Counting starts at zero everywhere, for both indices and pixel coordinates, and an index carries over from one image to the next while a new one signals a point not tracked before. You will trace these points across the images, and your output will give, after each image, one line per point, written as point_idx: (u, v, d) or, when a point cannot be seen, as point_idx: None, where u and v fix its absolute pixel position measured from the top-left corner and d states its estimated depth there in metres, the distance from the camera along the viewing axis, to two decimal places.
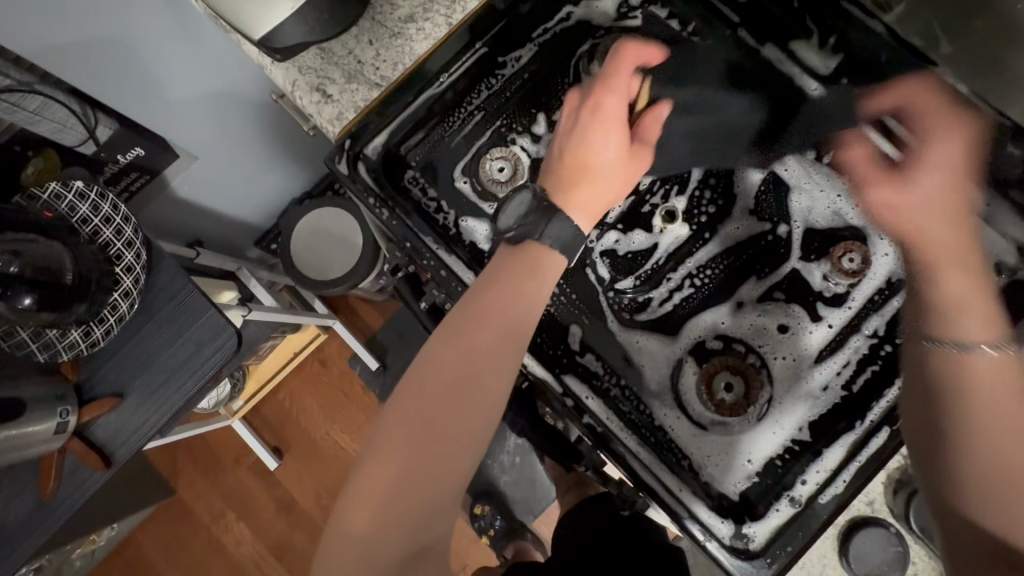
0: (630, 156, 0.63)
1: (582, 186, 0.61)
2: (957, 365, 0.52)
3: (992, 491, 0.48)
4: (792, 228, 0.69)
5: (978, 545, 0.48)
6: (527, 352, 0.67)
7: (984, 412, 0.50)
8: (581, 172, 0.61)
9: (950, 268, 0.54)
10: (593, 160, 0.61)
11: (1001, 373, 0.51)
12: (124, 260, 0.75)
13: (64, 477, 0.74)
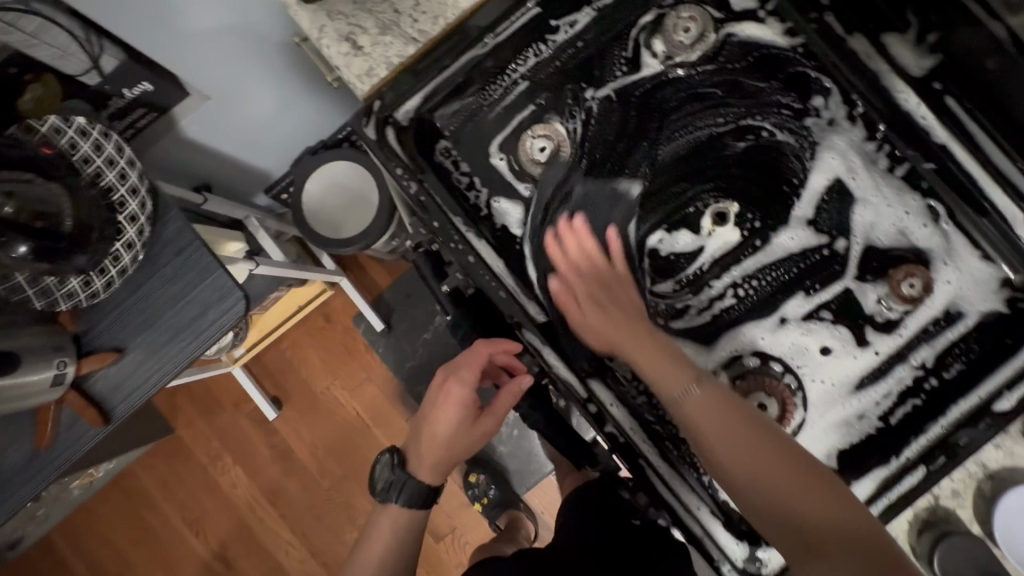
0: (478, 425, 0.68)
1: (427, 459, 0.69)
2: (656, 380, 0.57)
3: (760, 481, 0.52)
4: (850, 244, 0.64)
5: (792, 539, 0.50)
6: (552, 352, 0.63)
7: (705, 415, 0.55)
8: (426, 448, 0.69)
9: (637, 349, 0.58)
10: (437, 440, 0.69)
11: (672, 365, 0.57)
12: (128, 208, 0.70)
13: (61, 428, 0.72)
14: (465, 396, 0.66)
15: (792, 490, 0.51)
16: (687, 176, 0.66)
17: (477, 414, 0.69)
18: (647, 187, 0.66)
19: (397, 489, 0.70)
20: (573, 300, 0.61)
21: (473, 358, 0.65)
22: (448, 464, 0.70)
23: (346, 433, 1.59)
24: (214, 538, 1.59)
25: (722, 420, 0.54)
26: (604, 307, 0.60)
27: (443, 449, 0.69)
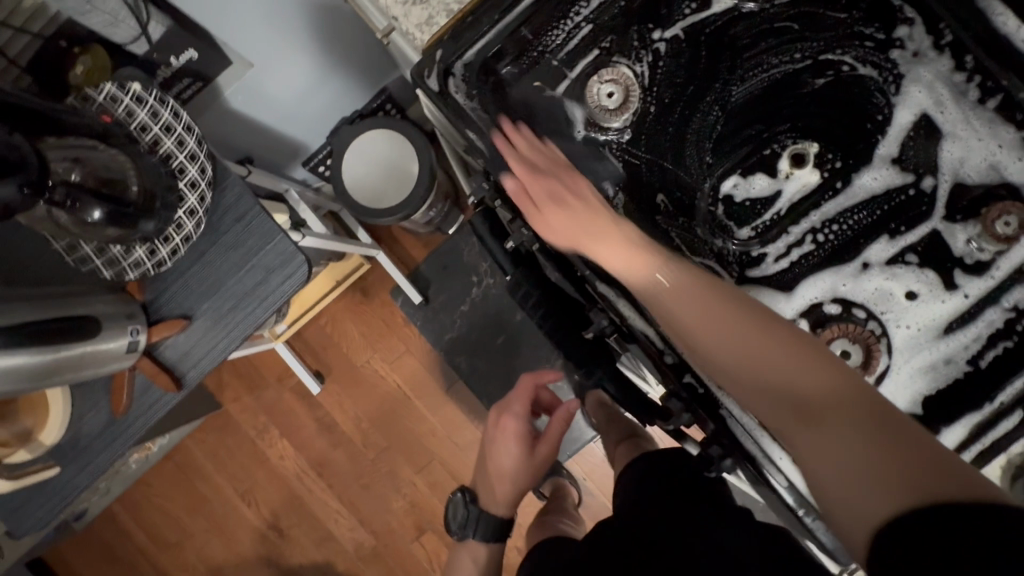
0: (533, 453, 0.93)
1: (498, 489, 0.94)
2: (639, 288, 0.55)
3: (739, 360, 0.50)
4: (937, 182, 0.61)
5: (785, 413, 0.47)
6: (630, 309, 0.62)
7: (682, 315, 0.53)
8: (496, 481, 0.94)
9: (600, 245, 0.56)
10: (504, 473, 0.93)
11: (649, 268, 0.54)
12: (188, 174, 0.70)
13: (136, 394, 0.74)
14: (518, 426, 0.92)
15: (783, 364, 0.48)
16: (762, 119, 0.63)
17: (531, 445, 0.94)
18: (720, 131, 0.63)
19: (474, 520, 0.95)
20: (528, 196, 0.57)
21: (523, 393, 0.93)
22: (514, 493, 0.94)
23: (388, 405, 1.62)
24: (266, 507, 1.65)
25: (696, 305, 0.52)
26: (564, 207, 0.57)
27: (509, 480, 0.93)
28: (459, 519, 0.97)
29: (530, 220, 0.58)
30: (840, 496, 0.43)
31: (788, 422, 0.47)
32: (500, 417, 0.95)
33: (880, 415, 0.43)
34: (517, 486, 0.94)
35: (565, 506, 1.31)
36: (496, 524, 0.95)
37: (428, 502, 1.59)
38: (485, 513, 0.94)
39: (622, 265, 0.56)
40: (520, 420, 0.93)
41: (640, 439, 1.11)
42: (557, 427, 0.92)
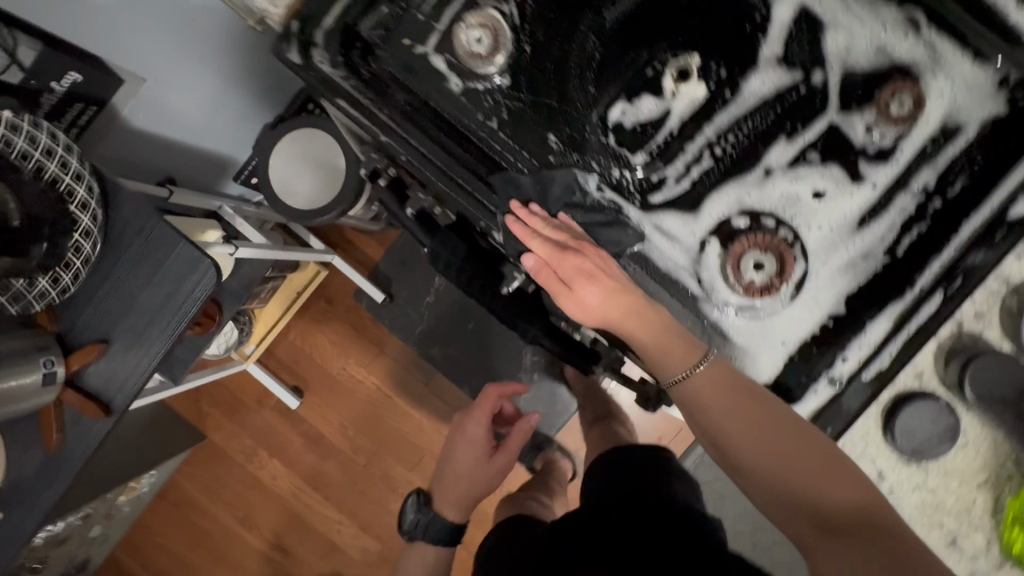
0: (493, 458, 1.00)
1: (453, 492, 0.99)
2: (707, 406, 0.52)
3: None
4: (827, 75, 0.59)
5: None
6: (526, 254, 0.58)
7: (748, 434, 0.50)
8: (452, 483, 0.99)
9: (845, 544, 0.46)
10: (462, 475, 0.99)
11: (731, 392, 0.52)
12: (77, 196, 0.67)
13: (67, 427, 0.72)
14: (479, 431, 1.00)
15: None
16: (641, 42, 0.62)
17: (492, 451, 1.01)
18: (600, 61, 0.62)
19: (424, 524, 0.98)
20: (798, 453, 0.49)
21: (487, 404, 1.01)
22: (469, 500, 0.99)
23: (372, 409, 1.61)
24: (267, 529, 1.64)
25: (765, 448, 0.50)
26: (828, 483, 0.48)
27: (462, 483, 0.98)
28: (411, 521, 1.00)
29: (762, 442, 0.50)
30: None
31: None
32: (464, 423, 1.03)
33: None
34: (471, 489, 0.98)
35: (549, 481, 1.29)
36: (447, 529, 0.98)
37: None
38: (439, 517, 0.97)
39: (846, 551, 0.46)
40: (484, 426, 1.02)
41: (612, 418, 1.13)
42: (516, 438, 1.00)
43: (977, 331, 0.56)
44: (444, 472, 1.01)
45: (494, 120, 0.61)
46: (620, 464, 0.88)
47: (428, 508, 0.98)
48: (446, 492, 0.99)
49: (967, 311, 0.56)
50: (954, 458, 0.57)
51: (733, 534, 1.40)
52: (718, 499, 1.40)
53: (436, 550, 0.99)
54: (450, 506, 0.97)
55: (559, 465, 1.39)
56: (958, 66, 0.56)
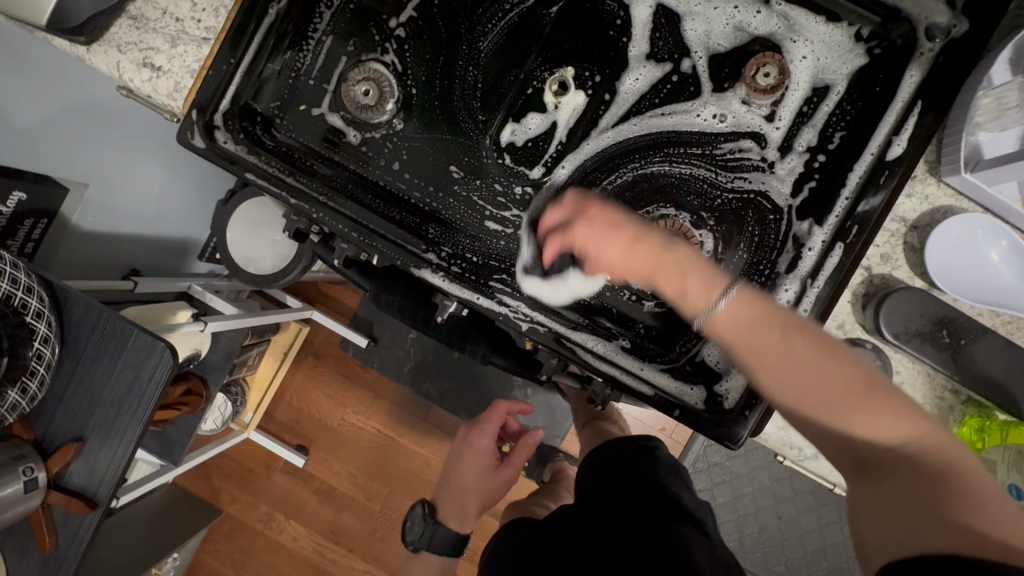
0: (499, 471, 1.01)
1: (458, 503, 1.01)
2: (737, 337, 0.52)
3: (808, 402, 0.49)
4: (695, 61, 0.62)
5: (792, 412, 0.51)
6: (444, 281, 0.60)
7: (773, 361, 0.50)
8: (457, 494, 1.02)
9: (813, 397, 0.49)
10: (467, 486, 1.01)
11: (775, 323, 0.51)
12: (31, 307, 0.69)
13: (58, 529, 0.75)
14: (485, 443, 1.01)
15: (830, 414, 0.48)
16: (516, 63, 0.64)
17: (499, 463, 1.02)
18: (482, 88, 0.65)
19: (428, 535, 1.00)
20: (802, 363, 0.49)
21: (496, 416, 1.02)
22: (471, 508, 1.01)
23: (378, 453, 1.63)
24: None
25: (788, 371, 0.50)
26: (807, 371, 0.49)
27: (466, 495, 1.01)
28: (416, 532, 1.02)
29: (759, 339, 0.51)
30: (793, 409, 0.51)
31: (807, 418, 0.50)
32: (471, 434, 1.04)
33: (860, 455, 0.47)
34: (473, 504, 1.01)
35: (556, 487, 1.27)
36: (452, 539, 1.00)
37: None
38: (441, 527, 1.00)
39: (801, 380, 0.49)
40: (490, 437, 1.02)
41: (604, 418, 1.13)
42: (523, 451, 1.01)
43: (887, 273, 0.58)
44: (449, 482, 1.04)
45: (397, 163, 0.65)
46: (607, 456, 0.88)
47: (433, 517, 1.01)
48: (450, 501, 1.02)
49: (874, 257, 0.58)
50: None
51: (754, 512, 1.39)
52: (730, 479, 1.40)
53: (445, 563, 1.02)
54: (454, 517, 1.00)
55: (568, 472, 1.35)
56: (810, 32, 0.60)
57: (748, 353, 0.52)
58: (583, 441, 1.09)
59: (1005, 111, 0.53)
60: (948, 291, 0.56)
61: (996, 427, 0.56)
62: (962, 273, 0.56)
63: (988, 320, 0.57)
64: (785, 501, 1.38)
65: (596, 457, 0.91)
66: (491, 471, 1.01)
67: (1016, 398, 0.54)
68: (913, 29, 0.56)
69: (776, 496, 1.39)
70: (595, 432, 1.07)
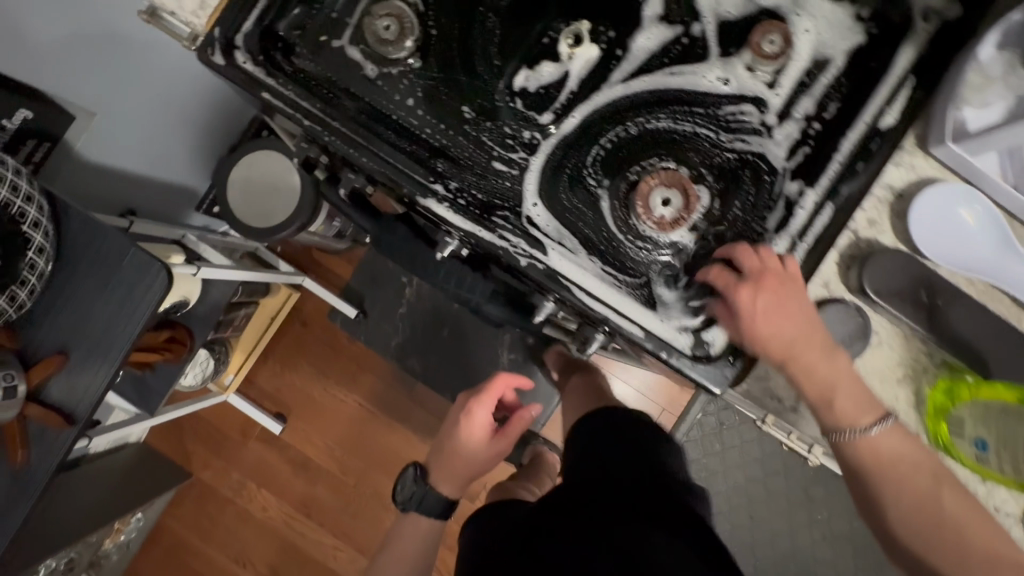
0: (495, 441, 1.01)
1: (451, 469, 1.01)
2: (880, 468, 0.57)
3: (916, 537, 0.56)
4: (705, 26, 0.65)
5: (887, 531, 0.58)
6: (449, 211, 0.62)
7: (919, 510, 0.56)
8: (451, 462, 1.01)
9: (924, 538, 0.56)
10: (462, 455, 1.01)
11: (916, 463, 0.56)
12: (29, 217, 0.70)
13: (32, 443, 0.74)
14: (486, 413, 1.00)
15: (930, 553, 0.56)
16: (534, 15, 0.67)
17: (495, 434, 1.02)
18: (499, 36, 0.67)
19: (418, 499, 1.00)
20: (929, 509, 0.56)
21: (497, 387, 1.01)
22: (464, 476, 1.01)
23: (357, 428, 1.61)
24: (262, 563, 1.61)
25: (924, 513, 0.56)
26: (927, 518, 0.56)
27: (462, 463, 1.01)
28: (407, 493, 1.02)
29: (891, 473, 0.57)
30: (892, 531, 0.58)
31: (906, 546, 0.57)
32: (470, 405, 1.02)
33: None
34: (466, 473, 1.01)
35: (537, 471, 1.27)
36: (441, 505, 1.00)
37: None
38: (432, 492, 1.00)
39: (919, 520, 0.56)
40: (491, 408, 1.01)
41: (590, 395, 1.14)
42: (520, 425, 1.02)
43: (874, 237, 0.60)
44: (444, 449, 1.02)
45: (410, 99, 0.67)
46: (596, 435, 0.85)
47: (424, 482, 1.00)
48: (443, 468, 1.01)
49: (862, 221, 0.61)
50: (873, 359, 0.61)
51: (728, 509, 1.40)
52: (707, 475, 1.40)
53: (427, 538, 1.00)
54: (450, 484, 0.99)
55: (547, 455, 1.36)
56: (815, 9, 0.63)
57: (882, 476, 0.57)
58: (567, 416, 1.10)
59: (990, 88, 0.56)
60: (928, 254, 0.59)
61: (964, 388, 0.59)
62: (943, 236, 0.59)
63: (965, 287, 0.60)
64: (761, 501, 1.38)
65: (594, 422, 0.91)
66: (488, 441, 1.01)
67: (985, 359, 0.57)
68: (909, 9, 0.60)
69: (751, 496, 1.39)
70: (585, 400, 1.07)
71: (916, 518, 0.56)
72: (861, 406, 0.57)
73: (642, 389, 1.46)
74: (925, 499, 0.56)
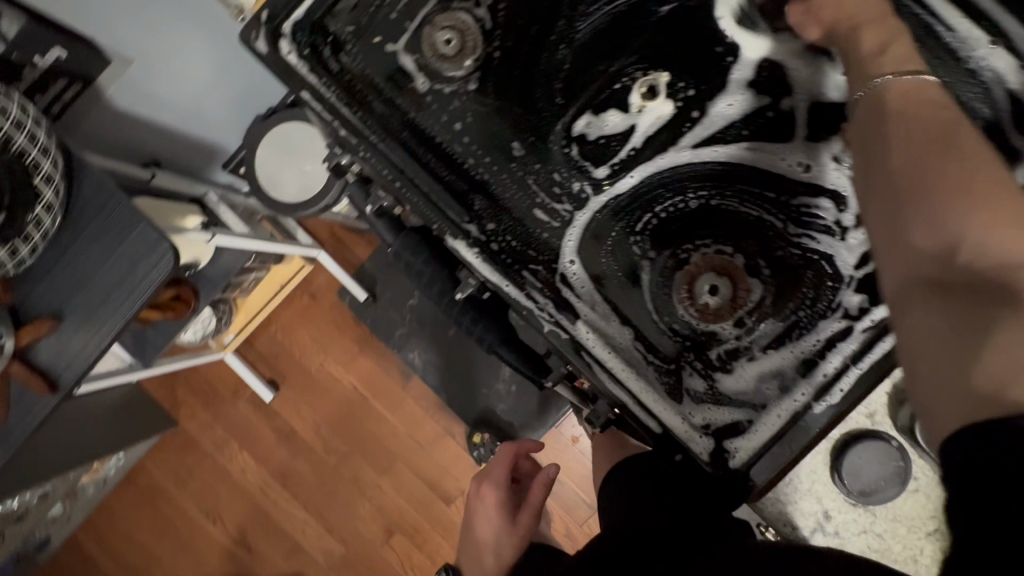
0: (517, 519, 0.95)
1: (482, 562, 0.93)
2: (911, 110, 0.41)
3: (918, 197, 0.38)
4: (795, 102, 0.59)
5: (884, 222, 0.40)
6: (474, 255, 0.56)
7: (924, 143, 0.39)
8: (479, 554, 0.95)
9: (929, 199, 0.37)
10: (490, 544, 0.94)
11: (959, 142, 0.38)
12: (42, 170, 0.67)
13: (12, 402, 0.72)
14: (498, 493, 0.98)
15: (942, 206, 0.37)
16: (607, 55, 0.62)
17: (516, 512, 0.96)
18: (567, 70, 0.62)
19: None
20: (956, 174, 0.37)
21: (502, 460, 1.01)
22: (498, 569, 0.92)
23: (346, 409, 1.60)
24: (231, 523, 1.62)
25: (918, 157, 0.39)
26: (952, 223, 0.36)
27: (493, 553, 0.93)
28: None
29: (922, 151, 0.39)
30: (894, 223, 0.39)
31: (899, 224, 0.39)
32: (480, 485, 1.01)
33: (936, 291, 0.36)
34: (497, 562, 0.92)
35: None
36: None
37: (395, 503, 1.57)
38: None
39: (946, 193, 0.36)
40: (500, 484, 0.99)
41: None
42: (538, 490, 0.97)
43: None
44: (471, 539, 0.98)
45: (458, 123, 0.62)
46: None
47: None
48: (477, 563, 0.95)
49: None
50: (905, 505, 0.54)
51: None
52: None
53: None
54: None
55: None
56: None
57: (904, 130, 0.40)
58: None
59: None
60: None
61: None
62: None
63: None
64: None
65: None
66: (509, 519, 0.95)
67: None
68: None
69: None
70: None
71: (935, 181, 0.37)
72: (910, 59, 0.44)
73: None
74: (962, 178, 0.37)
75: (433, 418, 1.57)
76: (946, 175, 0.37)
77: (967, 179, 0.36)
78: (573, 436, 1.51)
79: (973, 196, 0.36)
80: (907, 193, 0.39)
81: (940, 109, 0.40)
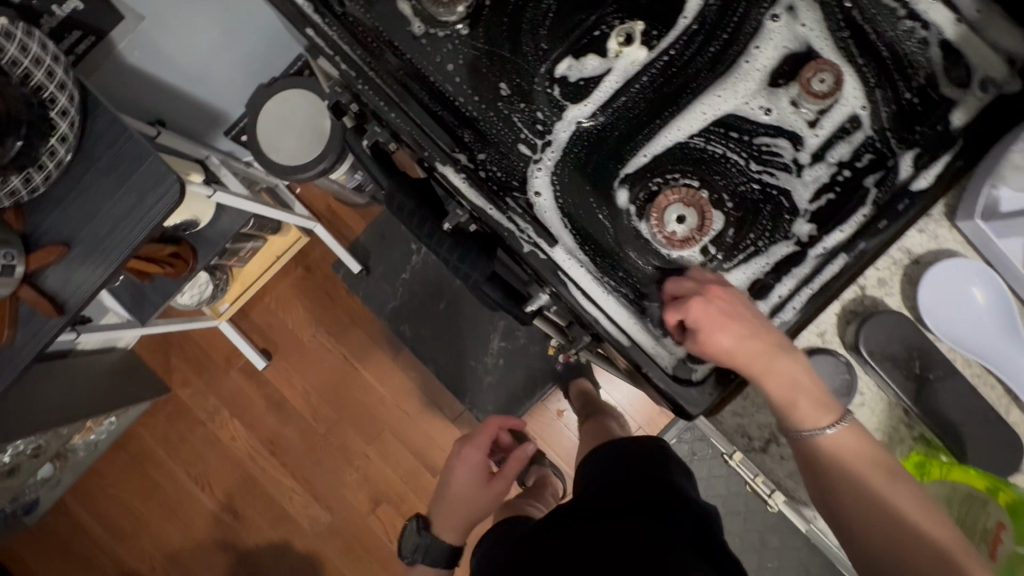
0: (492, 484, 1.01)
1: (454, 516, 0.98)
2: (838, 457, 0.53)
3: (870, 544, 0.50)
4: (759, 53, 0.64)
5: (862, 559, 0.51)
6: (461, 179, 0.61)
7: (867, 502, 0.51)
8: (451, 508, 0.99)
9: (877, 535, 0.50)
10: (462, 500, 0.99)
11: (879, 479, 0.51)
12: (58, 104, 0.71)
13: (19, 324, 0.75)
14: (478, 456, 1.03)
15: (894, 555, 0.49)
16: (590, 4, 0.67)
17: (492, 476, 1.02)
18: (553, 18, 0.67)
19: (423, 550, 0.96)
20: (886, 511, 0.50)
21: (488, 429, 1.06)
22: (467, 524, 0.98)
23: (338, 380, 1.63)
24: (220, 490, 1.64)
25: (879, 502, 0.50)
26: (904, 549, 0.48)
27: (463, 511, 0.98)
28: (410, 547, 0.97)
29: (861, 490, 0.51)
30: (863, 553, 0.51)
31: (871, 563, 0.50)
32: (463, 447, 1.05)
33: None
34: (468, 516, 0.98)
35: (544, 492, 1.29)
36: (445, 553, 0.96)
37: (382, 474, 1.60)
38: (437, 540, 0.96)
39: (895, 535, 0.49)
40: (481, 450, 1.04)
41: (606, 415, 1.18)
42: (515, 463, 1.02)
43: (878, 295, 0.59)
44: (443, 496, 1.01)
45: (450, 64, 0.66)
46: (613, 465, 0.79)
47: (427, 531, 0.97)
48: (445, 517, 0.98)
49: (870, 278, 0.60)
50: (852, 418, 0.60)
51: None
52: None
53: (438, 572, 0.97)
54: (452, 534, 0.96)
55: (552, 481, 1.36)
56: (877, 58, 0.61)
57: (845, 484, 0.52)
58: (587, 432, 1.12)
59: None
60: (932, 327, 0.58)
61: (936, 466, 0.57)
62: (948, 313, 0.58)
63: (960, 365, 0.59)
64: (754, 553, 1.23)
65: (597, 459, 0.85)
66: (485, 483, 1.01)
67: (965, 442, 0.57)
68: (970, 73, 0.58)
69: (745, 547, 1.22)
70: (596, 433, 1.06)
71: (885, 539, 0.49)
72: (822, 407, 0.54)
73: (624, 403, 1.47)
74: (897, 524, 0.49)
75: (423, 390, 1.61)
76: (877, 519, 0.50)
77: (893, 509, 0.50)
78: (558, 409, 1.55)
79: (907, 529, 0.49)
80: (857, 535, 0.51)
81: (849, 452, 0.53)
